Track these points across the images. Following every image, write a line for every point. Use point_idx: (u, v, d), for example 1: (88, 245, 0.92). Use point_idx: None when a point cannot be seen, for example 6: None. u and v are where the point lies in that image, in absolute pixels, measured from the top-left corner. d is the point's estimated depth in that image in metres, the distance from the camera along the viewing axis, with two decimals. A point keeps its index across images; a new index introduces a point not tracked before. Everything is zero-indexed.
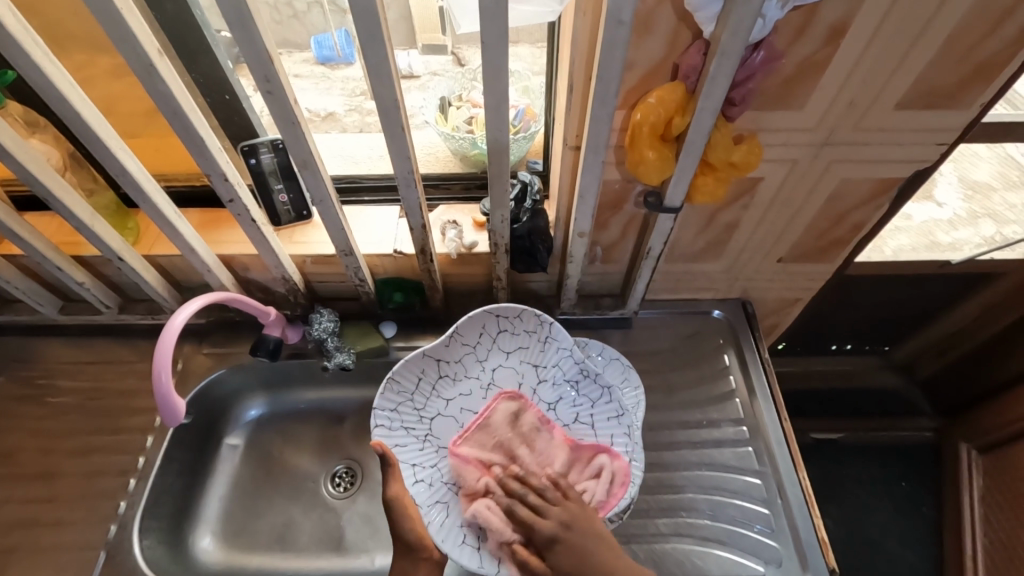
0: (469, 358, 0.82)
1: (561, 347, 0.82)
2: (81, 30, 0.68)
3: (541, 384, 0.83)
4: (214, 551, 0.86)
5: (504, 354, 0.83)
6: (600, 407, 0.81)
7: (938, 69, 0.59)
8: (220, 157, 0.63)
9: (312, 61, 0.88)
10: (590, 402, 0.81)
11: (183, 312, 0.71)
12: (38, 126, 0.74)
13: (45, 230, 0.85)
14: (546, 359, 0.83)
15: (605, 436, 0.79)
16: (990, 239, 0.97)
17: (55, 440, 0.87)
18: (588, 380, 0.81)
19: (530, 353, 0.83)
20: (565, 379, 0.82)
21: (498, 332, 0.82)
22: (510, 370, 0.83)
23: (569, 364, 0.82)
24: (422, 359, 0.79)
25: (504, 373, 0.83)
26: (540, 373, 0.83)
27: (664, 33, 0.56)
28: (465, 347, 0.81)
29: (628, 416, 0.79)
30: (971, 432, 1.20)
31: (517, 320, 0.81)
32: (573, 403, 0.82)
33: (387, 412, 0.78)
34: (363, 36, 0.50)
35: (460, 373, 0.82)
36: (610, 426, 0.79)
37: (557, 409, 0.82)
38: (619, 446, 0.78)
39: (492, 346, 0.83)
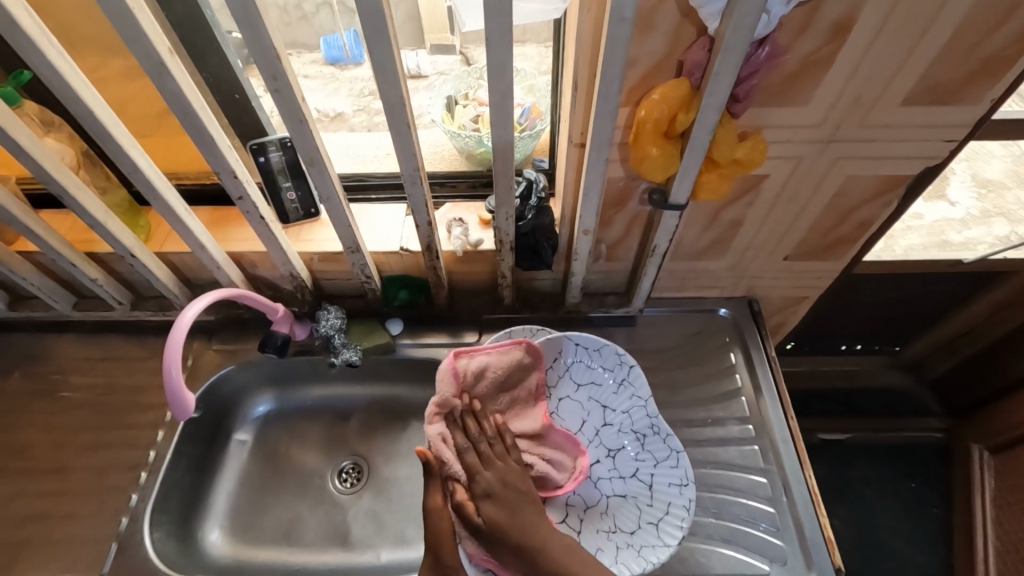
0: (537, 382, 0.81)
1: (635, 394, 0.78)
2: (95, 32, 0.69)
3: (605, 426, 0.79)
4: (222, 545, 0.87)
5: (574, 387, 0.81)
6: (663, 469, 0.76)
7: (946, 64, 0.58)
8: (230, 155, 0.64)
9: (321, 61, 0.89)
10: (654, 459, 0.76)
11: (193, 307, 0.72)
12: (53, 126, 0.75)
13: (60, 227, 0.87)
14: (616, 403, 0.79)
15: (661, 502, 0.75)
16: (1004, 238, 0.96)
17: (69, 434, 0.89)
18: (656, 436, 0.76)
19: (601, 393, 0.80)
20: (632, 429, 0.78)
21: (572, 362, 0.80)
22: (576, 405, 0.81)
23: (640, 415, 0.77)
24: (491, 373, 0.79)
25: (569, 406, 0.81)
26: (607, 416, 0.79)
27: (668, 30, 0.56)
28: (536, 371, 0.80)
29: (690, 489, 0.73)
30: (982, 433, 1.19)
31: (596, 354, 0.79)
32: (634, 457, 0.78)
33: None
34: (369, 34, 0.51)
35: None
36: (669, 492, 0.75)
37: (618, 459, 0.78)
38: (674, 517, 0.73)
39: (564, 375, 0.81)
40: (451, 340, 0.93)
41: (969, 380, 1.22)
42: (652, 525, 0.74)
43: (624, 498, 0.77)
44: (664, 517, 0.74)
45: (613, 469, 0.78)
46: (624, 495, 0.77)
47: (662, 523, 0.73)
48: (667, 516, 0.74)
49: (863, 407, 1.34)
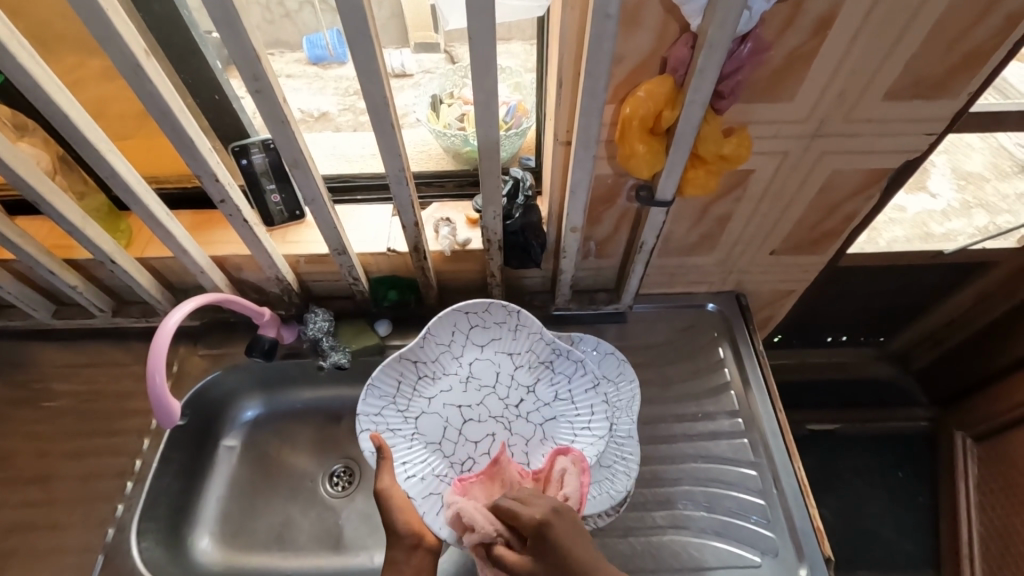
0: (445, 355, 0.82)
1: (531, 332, 0.81)
2: (69, 33, 0.68)
3: (516, 369, 0.83)
4: (212, 552, 0.86)
5: (479, 347, 0.82)
6: (576, 381, 0.82)
7: (926, 59, 0.59)
8: (211, 157, 0.63)
9: (303, 61, 0.89)
10: (566, 377, 0.83)
11: (176, 313, 0.70)
12: (26, 130, 0.74)
13: (36, 233, 0.85)
14: (519, 346, 0.82)
15: (585, 407, 0.81)
16: (983, 229, 0.98)
17: (52, 443, 0.87)
18: (560, 357, 0.82)
19: (503, 343, 0.82)
20: (540, 361, 0.83)
21: (469, 328, 0.81)
22: (486, 361, 0.82)
23: (541, 347, 0.82)
24: (399, 362, 0.80)
25: (481, 364, 0.82)
26: (515, 359, 0.83)
27: (652, 27, 0.56)
28: (441, 345, 0.81)
29: (604, 385, 0.82)
30: (965, 420, 1.21)
31: (485, 314, 0.80)
32: (551, 382, 0.83)
33: (371, 416, 0.78)
34: (352, 34, 0.50)
35: (438, 371, 0.82)
36: (588, 397, 0.82)
37: (538, 390, 0.83)
38: (599, 414, 0.81)
39: (466, 340, 0.82)
40: None
41: (951, 368, 1.24)
42: (586, 428, 0.80)
43: (555, 420, 0.82)
44: (592, 418, 0.81)
45: (536, 401, 0.82)
46: (554, 417, 0.82)
47: (593, 423, 0.80)
48: (594, 417, 0.81)
49: (849, 398, 1.35)
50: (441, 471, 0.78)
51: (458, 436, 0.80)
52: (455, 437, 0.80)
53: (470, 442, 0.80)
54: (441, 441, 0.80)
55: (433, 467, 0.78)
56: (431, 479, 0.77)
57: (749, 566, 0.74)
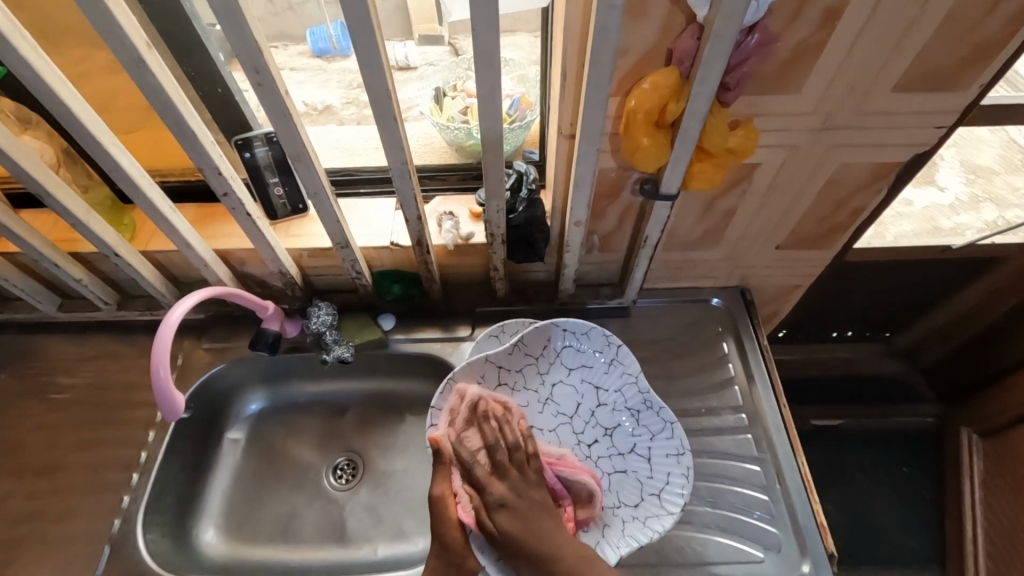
0: (530, 369, 0.80)
1: (625, 372, 0.78)
2: (70, 26, 0.67)
3: (599, 408, 0.79)
4: (218, 544, 0.87)
5: (566, 371, 0.80)
6: (660, 441, 0.76)
7: (937, 49, 0.58)
8: (214, 150, 0.63)
9: (307, 53, 0.88)
10: (649, 434, 0.77)
11: (181, 306, 0.71)
12: (30, 123, 0.74)
13: (42, 227, 0.85)
14: (608, 382, 0.79)
15: (661, 472, 0.75)
16: (992, 223, 0.97)
17: (59, 435, 0.88)
18: (650, 410, 0.77)
19: (592, 374, 0.80)
20: (626, 407, 0.78)
21: (563, 347, 0.80)
22: (570, 388, 0.80)
23: (631, 392, 0.78)
24: (486, 364, 0.78)
25: (563, 390, 0.81)
26: (600, 397, 0.80)
27: (658, 17, 0.55)
28: (528, 357, 0.80)
29: (688, 458, 0.74)
30: (972, 417, 1.20)
31: (584, 337, 0.79)
32: (631, 433, 0.78)
33: (449, 409, 0.76)
34: (353, 26, 0.49)
35: (520, 384, 0.80)
36: (667, 463, 0.75)
37: (615, 437, 0.79)
38: (675, 485, 0.74)
39: (554, 360, 0.80)
40: (444, 334, 0.92)
41: (957, 363, 1.24)
42: (655, 496, 0.74)
43: (624, 474, 0.77)
44: (665, 487, 0.74)
45: (611, 447, 0.78)
46: (624, 471, 0.77)
47: (665, 493, 0.74)
48: (668, 485, 0.74)
49: (854, 393, 1.35)
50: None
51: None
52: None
53: None
54: None
55: None
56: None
57: (752, 561, 0.74)
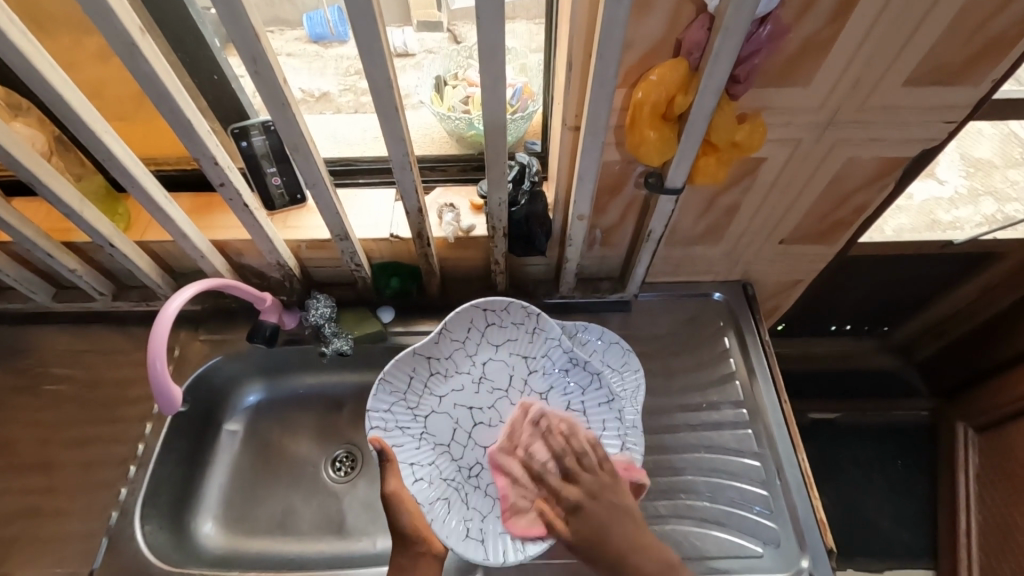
0: (459, 353, 0.80)
1: (549, 337, 0.81)
2: (61, 9, 0.65)
3: (531, 374, 0.81)
4: (216, 536, 0.86)
5: (493, 348, 0.81)
6: (590, 394, 0.80)
7: (951, 42, 0.57)
8: (210, 140, 0.62)
9: (304, 39, 0.86)
10: (580, 389, 0.80)
11: (177, 298, 0.70)
12: (21, 110, 0.73)
13: (34, 216, 0.84)
14: (535, 350, 0.81)
15: (597, 422, 0.79)
16: (990, 218, 0.96)
17: (55, 427, 0.87)
18: (577, 367, 0.80)
19: (519, 346, 0.82)
20: (556, 369, 0.81)
21: (486, 326, 0.80)
22: (500, 363, 0.81)
23: (558, 352, 0.81)
24: (413, 357, 0.78)
25: (494, 366, 0.82)
26: (530, 364, 0.82)
27: (666, 8, 0.54)
28: (455, 343, 0.80)
29: (617, 403, 0.79)
30: (967, 411, 1.20)
31: (505, 313, 0.80)
32: (564, 391, 0.81)
33: (381, 413, 0.77)
34: (354, 13, 0.48)
35: (450, 369, 0.81)
36: (601, 412, 0.79)
37: (550, 399, 0.81)
38: (610, 431, 0.78)
39: (481, 339, 0.81)
40: None
41: (954, 358, 1.24)
42: None
43: None
44: (603, 433, 0.79)
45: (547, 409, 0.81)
46: None
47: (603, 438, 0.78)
48: (605, 432, 0.79)
49: (851, 387, 1.35)
50: (448, 474, 0.78)
51: (467, 439, 0.80)
52: (466, 439, 0.80)
53: (479, 446, 0.80)
54: (450, 442, 0.80)
55: (439, 470, 0.78)
56: (439, 484, 0.77)
57: (750, 556, 0.74)
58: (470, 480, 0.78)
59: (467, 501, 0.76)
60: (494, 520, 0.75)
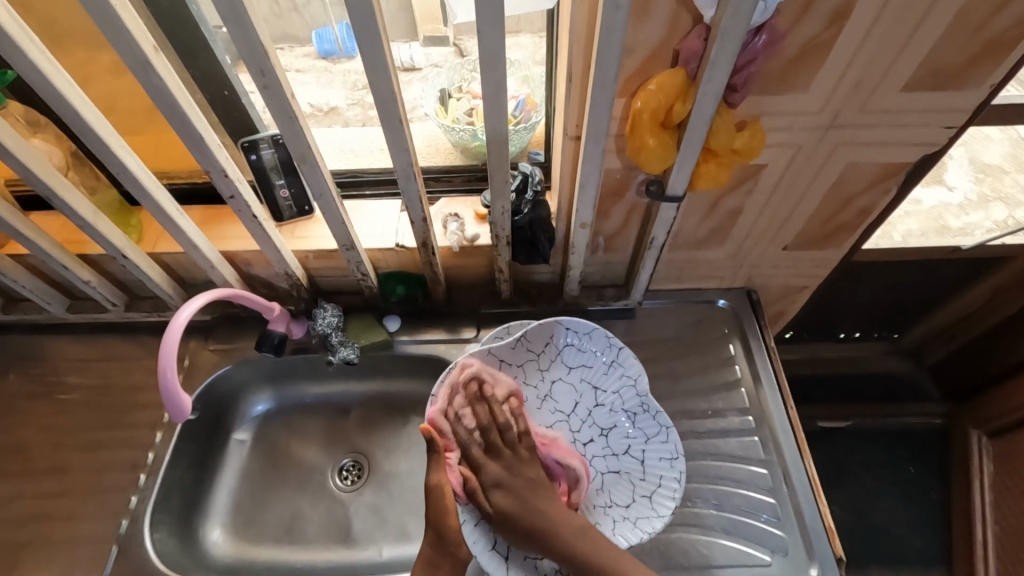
0: (531, 366, 0.81)
1: (624, 374, 0.79)
2: (79, 29, 0.68)
3: (597, 407, 0.80)
4: (224, 545, 0.87)
5: (566, 369, 0.81)
6: (654, 444, 0.77)
7: (947, 47, 0.57)
8: (219, 152, 0.63)
9: (313, 55, 0.87)
10: (644, 437, 0.78)
11: (188, 307, 0.71)
12: (38, 126, 0.75)
13: (50, 228, 0.86)
14: (608, 383, 0.80)
15: (653, 475, 0.76)
16: (1001, 223, 0.96)
17: (67, 434, 0.89)
18: (646, 413, 0.78)
19: (591, 374, 0.81)
20: (623, 409, 0.79)
21: (563, 347, 0.81)
22: (568, 387, 0.81)
23: (629, 394, 0.79)
24: (486, 356, 0.79)
25: (562, 389, 0.82)
26: (598, 397, 0.81)
27: (664, 18, 0.55)
28: (529, 354, 0.81)
29: (682, 462, 0.75)
30: (979, 417, 1.19)
31: (585, 339, 0.80)
32: (626, 434, 0.79)
33: None
34: (359, 28, 0.49)
35: (520, 379, 0.81)
36: (661, 466, 0.76)
37: (610, 437, 0.79)
38: (667, 489, 0.74)
39: (556, 358, 0.81)
40: (449, 335, 0.92)
41: (966, 365, 1.23)
42: (646, 497, 0.75)
43: (617, 475, 0.78)
44: (657, 489, 0.75)
45: (606, 447, 0.79)
46: (617, 471, 0.78)
47: (656, 494, 0.74)
48: (660, 488, 0.75)
49: (861, 394, 1.34)
50: None
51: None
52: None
53: None
54: None
55: None
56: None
57: (758, 564, 0.73)
58: None
59: None
60: None
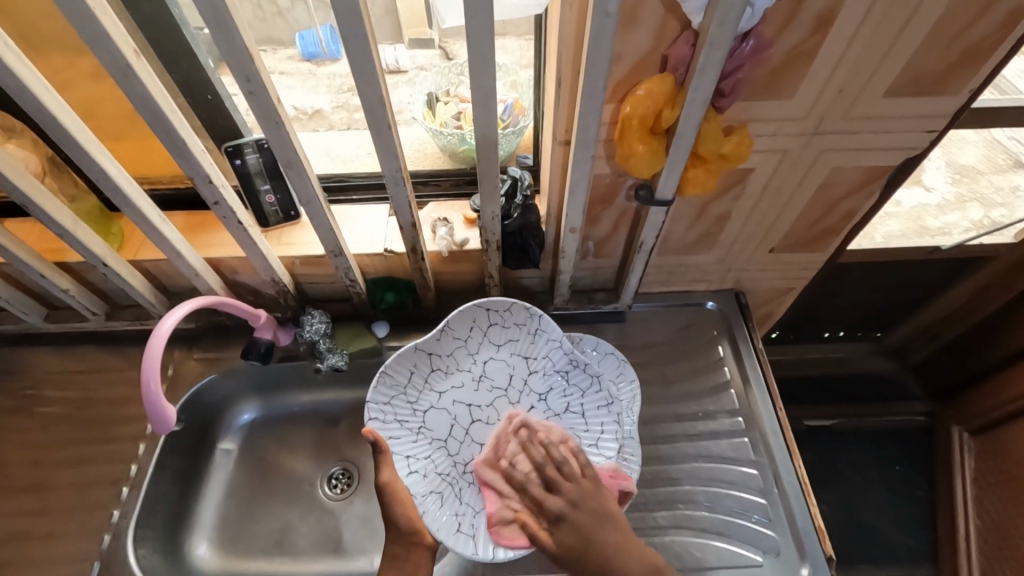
0: (460, 351, 0.79)
1: (551, 338, 0.80)
2: (57, 33, 0.66)
3: (531, 375, 0.81)
4: (210, 558, 0.85)
5: (495, 347, 0.80)
6: (590, 396, 0.80)
7: (928, 55, 0.58)
8: (203, 159, 0.62)
9: (297, 57, 0.86)
10: (580, 391, 0.81)
11: (171, 317, 0.70)
12: (15, 132, 0.73)
13: (27, 237, 0.84)
14: (537, 351, 0.81)
15: (595, 424, 0.80)
16: (978, 224, 1.00)
17: (47, 449, 0.86)
18: (577, 369, 0.81)
19: (521, 346, 0.81)
20: (556, 370, 0.81)
21: (488, 326, 0.79)
22: (501, 363, 0.80)
23: (559, 354, 0.81)
24: (414, 352, 0.77)
25: (495, 365, 0.80)
26: (531, 364, 0.81)
27: (651, 24, 0.55)
28: (457, 341, 0.78)
29: (618, 406, 0.79)
30: (961, 414, 1.21)
31: (507, 314, 0.78)
32: (563, 393, 0.81)
33: (380, 405, 0.76)
34: (346, 33, 0.49)
35: (452, 366, 0.79)
36: (600, 414, 0.80)
37: (549, 400, 0.81)
38: (609, 433, 0.79)
39: (483, 338, 0.80)
40: None
41: (946, 363, 1.25)
42: (593, 445, 0.79)
43: None
44: (601, 437, 0.79)
45: (547, 410, 0.81)
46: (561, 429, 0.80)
47: (601, 442, 0.79)
48: (603, 435, 0.79)
49: (848, 394, 1.36)
50: (443, 468, 0.77)
51: (464, 436, 0.79)
52: (462, 436, 0.79)
53: (476, 443, 0.79)
54: (447, 438, 0.78)
55: (434, 464, 0.77)
56: (432, 477, 0.76)
57: (751, 566, 0.74)
58: (466, 476, 0.77)
59: (461, 496, 0.76)
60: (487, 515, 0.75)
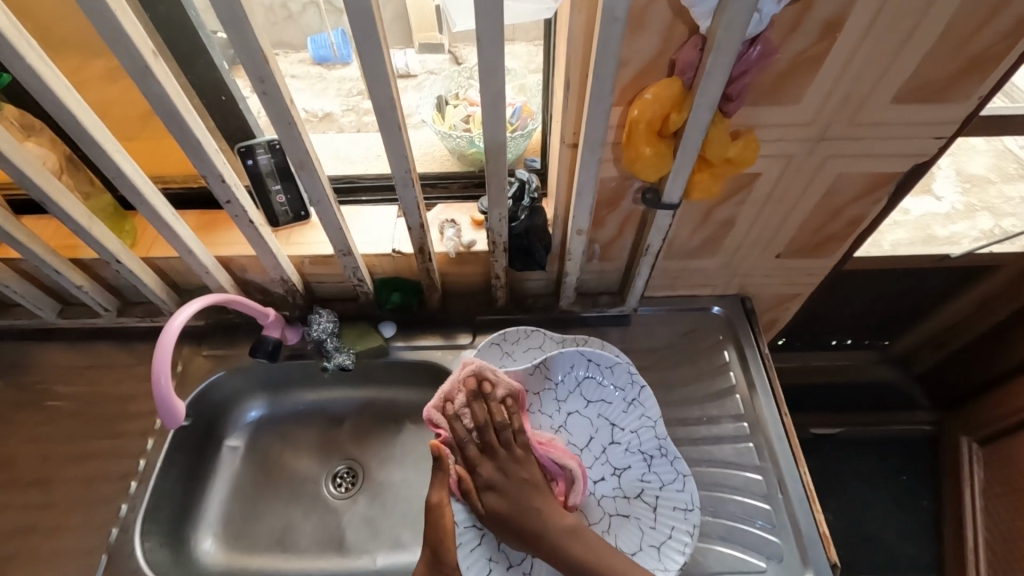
0: (547, 395, 0.80)
1: (645, 415, 0.76)
2: (76, 33, 0.68)
3: (612, 445, 0.78)
4: (215, 553, 0.86)
5: (584, 403, 0.79)
6: (668, 492, 0.74)
7: (936, 62, 0.59)
8: (217, 158, 0.63)
9: (308, 61, 0.87)
10: (659, 482, 0.75)
11: (182, 313, 0.71)
12: (33, 130, 0.74)
13: (42, 233, 0.85)
14: (626, 422, 0.77)
15: (664, 525, 0.73)
16: (987, 232, 0.98)
17: (57, 442, 0.88)
18: (663, 458, 0.75)
19: (611, 411, 0.78)
20: (640, 450, 0.76)
21: (584, 377, 0.79)
22: (585, 420, 0.79)
23: (649, 437, 0.76)
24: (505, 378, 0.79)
25: (577, 421, 0.79)
26: (615, 433, 0.78)
27: (660, 30, 0.56)
28: (547, 383, 0.79)
29: (695, 515, 0.72)
30: (970, 424, 1.20)
31: (608, 372, 0.77)
32: (640, 477, 0.76)
33: None
34: (359, 36, 0.50)
35: (536, 408, 0.80)
36: (674, 517, 0.73)
37: (622, 479, 0.77)
38: (676, 542, 0.72)
39: (575, 389, 0.79)
40: (444, 342, 0.92)
41: (954, 373, 1.24)
42: (654, 547, 0.72)
43: (625, 517, 0.76)
44: (666, 541, 0.72)
45: (617, 488, 0.77)
46: (626, 514, 0.76)
47: (664, 547, 0.72)
48: (669, 540, 0.72)
49: (854, 403, 1.35)
50: None
51: None
52: None
53: None
54: None
55: None
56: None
57: (754, 571, 0.74)
58: None
59: (501, 542, 0.74)
60: (518, 573, 0.72)
